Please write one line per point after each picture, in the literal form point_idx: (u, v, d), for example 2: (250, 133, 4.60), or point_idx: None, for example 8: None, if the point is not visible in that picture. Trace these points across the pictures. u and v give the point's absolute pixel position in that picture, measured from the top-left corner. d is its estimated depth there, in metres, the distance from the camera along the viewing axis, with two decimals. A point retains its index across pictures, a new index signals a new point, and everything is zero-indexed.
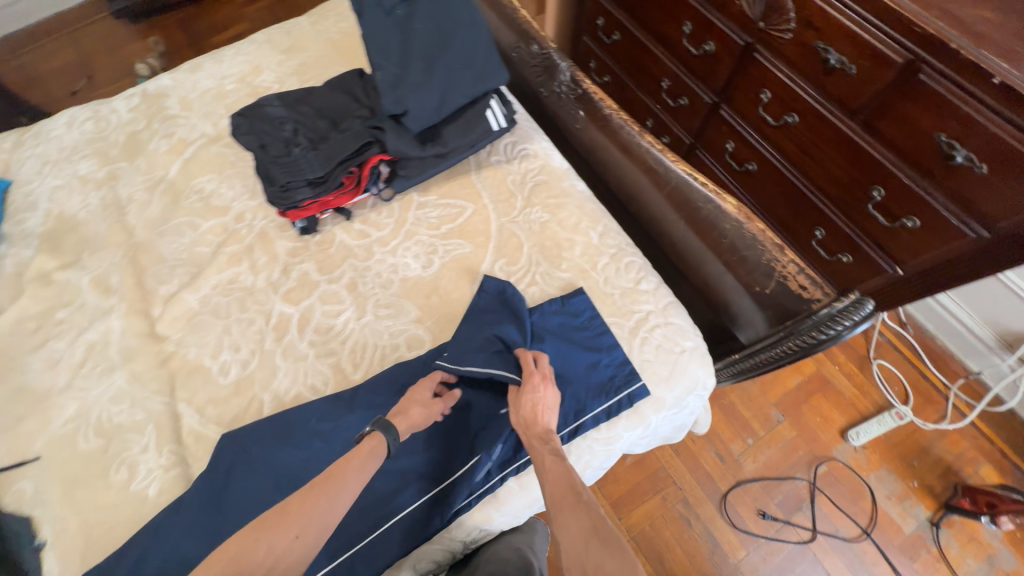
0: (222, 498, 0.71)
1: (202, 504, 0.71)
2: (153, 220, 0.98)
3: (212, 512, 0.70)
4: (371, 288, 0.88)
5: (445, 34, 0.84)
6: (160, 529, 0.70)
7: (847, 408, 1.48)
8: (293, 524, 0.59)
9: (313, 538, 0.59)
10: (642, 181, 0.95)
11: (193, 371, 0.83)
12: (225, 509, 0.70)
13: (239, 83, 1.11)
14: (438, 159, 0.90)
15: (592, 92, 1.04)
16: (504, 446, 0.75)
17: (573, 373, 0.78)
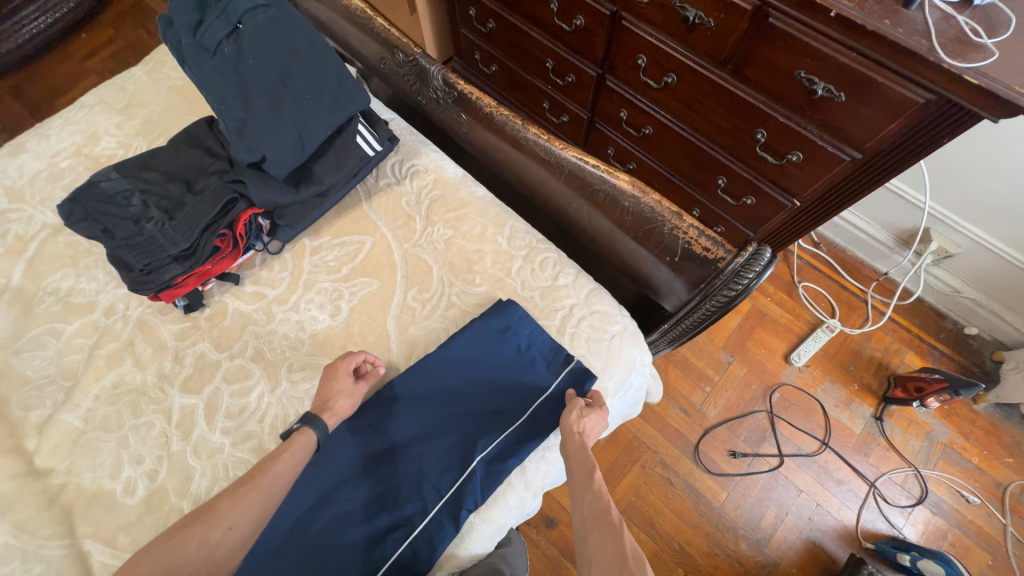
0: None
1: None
2: (4, 338, 0.83)
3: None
4: (280, 353, 0.81)
5: (286, 66, 0.76)
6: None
7: (785, 334, 1.57)
8: (223, 516, 0.57)
9: (243, 532, 0.57)
10: (541, 173, 0.93)
11: (93, 500, 0.73)
12: None
13: (75, 156, 0.97)
14: (319, 199, 0.82)
15: (467, 91, 0.96)
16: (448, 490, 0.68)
17: (512, 390, 0.75)
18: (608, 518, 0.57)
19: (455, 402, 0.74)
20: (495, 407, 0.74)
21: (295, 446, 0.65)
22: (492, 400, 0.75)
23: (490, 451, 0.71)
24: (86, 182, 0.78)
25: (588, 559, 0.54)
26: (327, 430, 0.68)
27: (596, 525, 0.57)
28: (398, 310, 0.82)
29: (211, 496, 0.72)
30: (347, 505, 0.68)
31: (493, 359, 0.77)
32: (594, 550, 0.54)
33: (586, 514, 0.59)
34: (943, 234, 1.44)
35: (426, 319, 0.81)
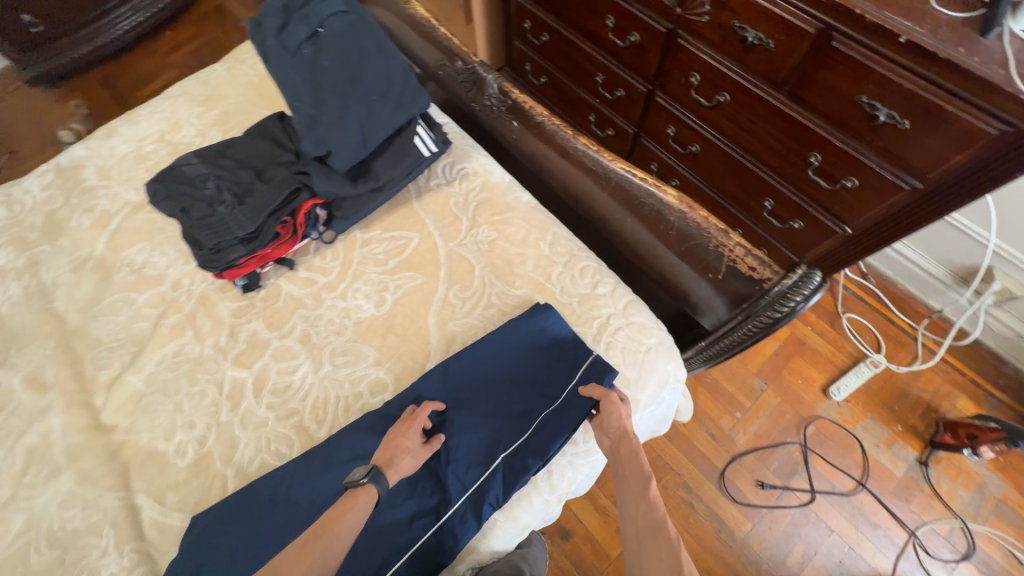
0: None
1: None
2: (85, 302, 0.92)
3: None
4: (326, 337, 0.85)
5: (357, 69, 0.80)
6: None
7: (825, 366, 1.51)
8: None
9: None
10: (586, 184, 0.95)
11: (148, 458, 0.79)
12: None
13: (159, 142, 1.06)
14: (374, 194, 0.87)
15: (521, 100, 1.00)
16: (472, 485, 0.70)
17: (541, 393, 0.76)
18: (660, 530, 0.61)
19: (486, 399, 0.76)
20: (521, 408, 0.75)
21: (359, 494, 0.65)
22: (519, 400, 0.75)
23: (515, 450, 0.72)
24: (171, 166, 0.86)
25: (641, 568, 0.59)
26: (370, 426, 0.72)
27: (649, 537, 0.61)
28: (440, 305, 0.85)
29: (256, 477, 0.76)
30: None
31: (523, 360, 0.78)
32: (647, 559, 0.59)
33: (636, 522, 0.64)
34: (1008, 274, 1.36)
35: (465, 317, 0.83)
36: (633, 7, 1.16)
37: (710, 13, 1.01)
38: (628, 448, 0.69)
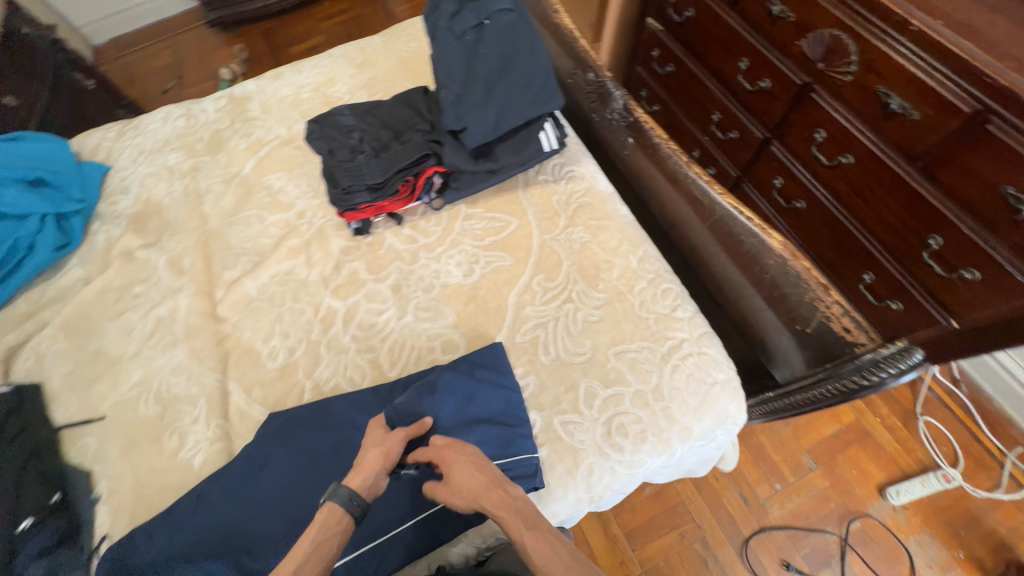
0: (258, 478, 0.75)
1: (241, 488, 0.74)
2: (227, 210, 1.06)
3: (251, 490, 0.74)
4: (414, 291, 0.92)
5: (507, 59, 0.87)
6: (199, 509, 0.73)
7: (886, 464, 1.40)
8: None
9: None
10: (686, 213, 0.96)
11: (246, 353, 0.89)
12: (259, 483, 0.74)
13: (314, 92, 1.21)
14: (489, 174, 0.94)
15: (644, 120, 1.04)
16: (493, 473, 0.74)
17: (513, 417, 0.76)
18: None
19: (467, 411, 0.76)
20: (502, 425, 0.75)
21: (315, 526, 0.61)
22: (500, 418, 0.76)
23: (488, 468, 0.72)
24: (328, 112, 0.99)
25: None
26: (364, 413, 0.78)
27: None
28: (522, 289, 0.89)
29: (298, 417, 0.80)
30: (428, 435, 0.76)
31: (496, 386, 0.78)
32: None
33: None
34: None
35: (542, 305, 0.87)
36: (772, 54, 1.16)
37: (855, 73, 0.99)
38: (512, 520, 0.61)
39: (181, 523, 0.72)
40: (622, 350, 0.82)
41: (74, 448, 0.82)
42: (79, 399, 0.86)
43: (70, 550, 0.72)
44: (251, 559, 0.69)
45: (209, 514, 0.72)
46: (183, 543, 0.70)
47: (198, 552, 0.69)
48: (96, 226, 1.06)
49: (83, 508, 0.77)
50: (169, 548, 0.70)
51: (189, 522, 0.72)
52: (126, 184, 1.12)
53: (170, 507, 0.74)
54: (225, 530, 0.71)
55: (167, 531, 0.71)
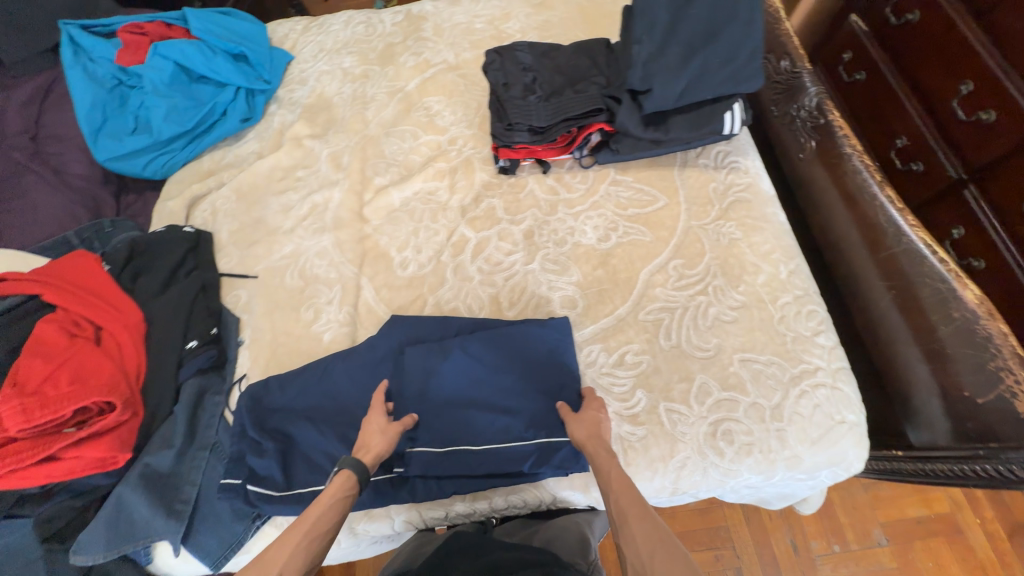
0: (377, 369, 0.80)
1: (363, 372, 0.79)
2: (386, 121, 1.11)
3: (370, 376, 0.79)
4: (546, 242, 0.93)
5: (717, 27, 0.82)
6: (322, 378, 0.80)
7: (971, 569, 1.24)
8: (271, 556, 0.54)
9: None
10: (852, 236, 0.87)
11: (380, 256, 0.96)
12: (377, 373, 0.79)
13: (487, 24, 1.21)
14: (653, 144, 0.90)
15: (838, 123, 0.92)
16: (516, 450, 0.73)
17: (542, 399, 0.75)
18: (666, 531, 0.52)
19: (471, 388, 0.76)
20: (512, 410, 0.75)
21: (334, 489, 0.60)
22: (511, 402, 0.75)
23: (476, 450, 0.73)
24: (509, 46, 0.99)
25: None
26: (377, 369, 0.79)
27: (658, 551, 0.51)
28: (656, 268, 0.87)
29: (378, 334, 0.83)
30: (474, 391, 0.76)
31: (534, 368, 0.76)
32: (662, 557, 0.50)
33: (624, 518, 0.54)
34: None
35: (673, 291, 0.84)
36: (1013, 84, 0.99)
37: None
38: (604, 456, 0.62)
39: (308, 385, 0.79)
40: (749, 359, 0.78)
41: (227, 296, 0.94)
42: (240, 255, 0.98)
43: (217, 377, 0.84)
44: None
45: (331, 385, 0.79)
46: (306, 404, 0.78)
47: (319, 416, 0.77)
48: (273, 108, 1.16)
49: (230, 346, 0.87)
50: (296, 404, 0.78)
51: (313, 387, 0.79)
52: (304, 76, 1.20)
53: (302, 367, 0.82)
54: (341, 401, 0.78)
55: (293, 387, 0.79)
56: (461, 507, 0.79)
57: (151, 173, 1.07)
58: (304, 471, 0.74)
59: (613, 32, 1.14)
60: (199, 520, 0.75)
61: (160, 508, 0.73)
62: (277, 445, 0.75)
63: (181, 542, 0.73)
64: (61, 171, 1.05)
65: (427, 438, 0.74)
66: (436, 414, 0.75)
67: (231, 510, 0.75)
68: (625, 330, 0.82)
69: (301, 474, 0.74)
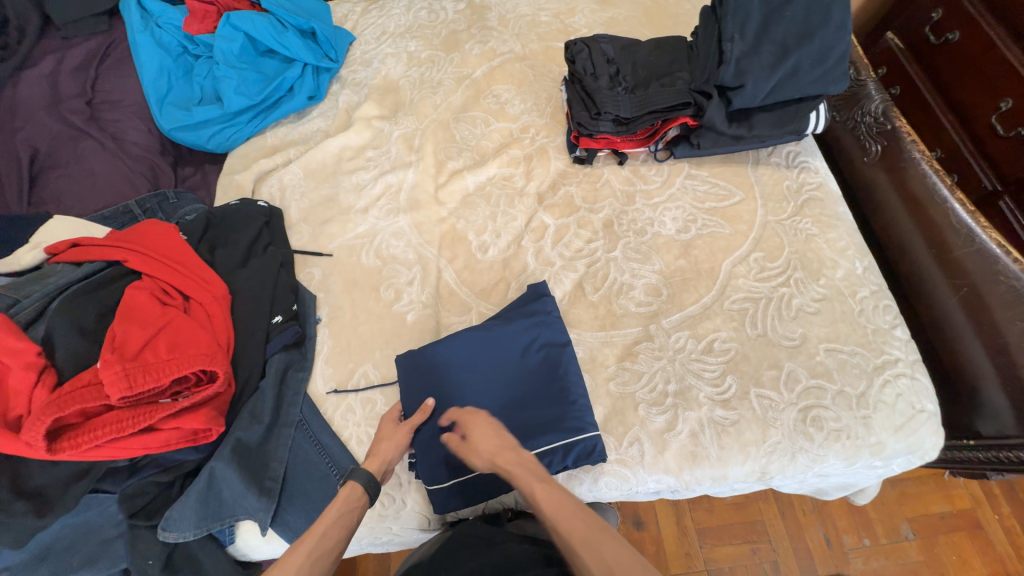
0: (516, 361, 0.78)
1: (505, 358, 0.78)
2: (455, 106, 1.10)
3: (513, 367, 0.78)
4: (626, 231, 0.94)
5: (810, 29, 0.85)
6: (462, 359, 0.78)
7: (992, 561, 1.20)
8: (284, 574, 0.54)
9: None
10: (916, 238, 0.92)
11: (458, 239, 0.95)
12: (518, 365, 0.78)
13: (553, 18, 1.22)
14: (734, 141, 0.93)
15: (904, 129, 0.96)
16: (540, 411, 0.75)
17: (534, 359, 0.78)
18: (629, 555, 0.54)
19: (523, 366, 0.78)
20: (529, 375, 0.78)
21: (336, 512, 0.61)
22: (531, 366, 0.78)
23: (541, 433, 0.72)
24: (591, 38, 1.01)
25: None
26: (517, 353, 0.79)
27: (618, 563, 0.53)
28: (738, 260, 0.89)
29: (513, 322, 0.81)
30: (529, 371, 0.78)
31: (515, 335, 0.79)
32: (615, 558, 0.54)
33: (564, 536, 0.57)
34: None
35: (755, 282, 0.87)
36: None
37: None
38: (525, 475, 0.62)
39: (460, 379, 0.77)
40: (834, 349, 0.81)
41: (302, 273, 0.92)
42: (312, 233, 0.96)
43: (298, 353, 0.83)
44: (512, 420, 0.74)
45: (473, 367, 0.78)
46: (451, 401, 0.76)
47: (467, 401, 0.76)
48: (337, 87, 1.14)
49: (309, 323, 0.86)
50: (442, 400, 0.76)
51: (457, 370, 0.78)
52: (368, 58, 1.18)
53: (435, 363, 0.78)
54: (485, 401, 0.76)
55: (436, 385, 0.76)
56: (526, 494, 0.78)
57: (214, 146, 1.04)
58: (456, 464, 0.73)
59: (680, 31, 1.16)
60: (289, 500, 0.73)
61: (252, 486, 0.70)
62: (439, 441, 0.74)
63: (270, 522, 0.71)
64: (119, 137, 1.00)
65: (556, 412, 0.74)
66: (562, 389, 0.76)
67: (322, 489, 0.73)
68: (712, 318, 0.84)
69: (449, 464, 0.73)
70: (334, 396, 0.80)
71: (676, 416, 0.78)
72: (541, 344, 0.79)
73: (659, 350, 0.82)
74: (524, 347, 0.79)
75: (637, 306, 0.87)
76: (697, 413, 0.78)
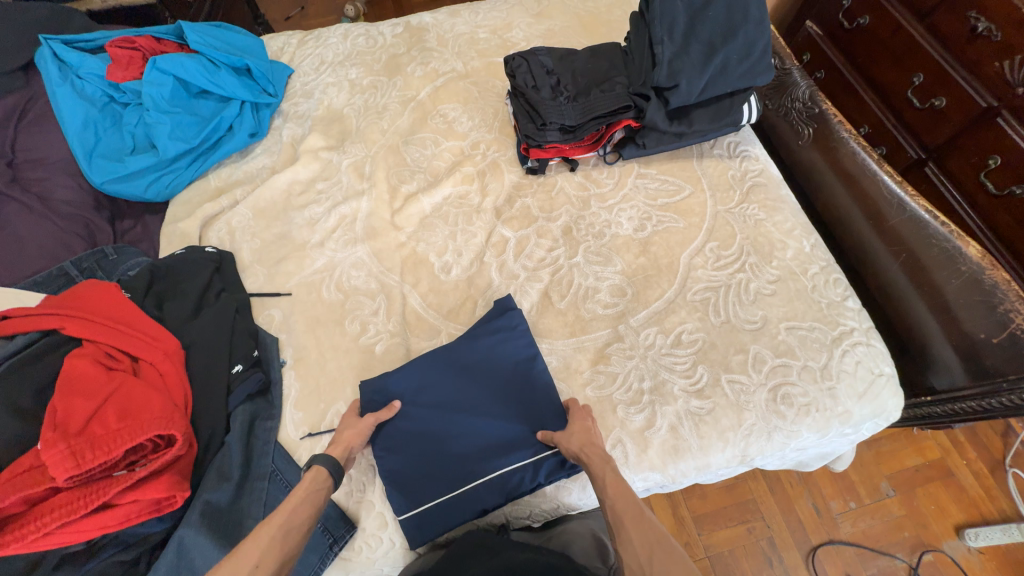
0: (486, 376, 0.78)
1: (476, 376, 0.78)
2: (403, 129, 1.10)
3: (483, 384, 0.77)
4: (585, 236, 0.95)
5: (733, 26, 0.89)
6: (433, 380, 0.78)
7: (967, 505, 1.26)
8: (250, 552, 0.50)
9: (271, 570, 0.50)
10: (854, 211, 0.97)
11: (420, 262, 0.94)
12: (487, 380, 0.77)
13: (491, 34, 1.23)
14: (676, 138, 0.96)
15: (831, 112, 1.03)
16: (511, 427, 0.74)
17: (505, 373, 0.78)
18: (666, 543, 0.52)
19: (494, 380, 0.78)
20: (500, 390, 0.77)
21: (307, 485, 0.59)
22: (502, 380, 0.77)
23: (513, 450, 0.72)
24: (529, 52, 1.03)
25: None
26: (487, 368, 0.78)
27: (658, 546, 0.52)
28: (695, 252, 0.92)
29: (482, 338, 0.81)
30: (499, 385, 0.77)
31: (484, 351, 0.79)
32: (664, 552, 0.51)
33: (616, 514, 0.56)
34: None
35: (714, 271, 0.89)
36: (959, 72, 1.08)
37: None
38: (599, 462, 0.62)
39: (431, 400, 0.76)
40: (794, 326, 0.84)
41: (260, 316, 0.89)
42: (267, 274, 0.93)
43: (265, 401, 0.80)
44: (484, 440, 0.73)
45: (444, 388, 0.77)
46: (421, 423, 0.75)
47: (439, 423, 0.75)
48: (280, 122, 1.12)
49: (273, 368, 0.82)
50: (413, 423, 0.75)
51: (427, 392, 0.77)
52: (308, 89, 1.17)
53: (403, 387, 0.77)
54: (457, 422, 0.75)
55: (406, 408, 0.76)
56: (516, 509, 0.78)
57: (153, 195, 1.00)
58: (429, 489, 0.71)
59: (615, 38, 1.20)
60: None
61: (228, 548, 0.67)
62: (413, 466, 0.72)
63: None
64: (46, 197, 0.95)
65: (527, 428, 0.74)
66: (532, 402, 0.75)
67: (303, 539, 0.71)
68: (677, 311, 0.86)
69: (424, 491, 0.71)
70: (308, 440, 0.77)
71: (654, 412, 0.79)
72: (512, 358, 0.79)
73: (630, 349, 0.83)
74: (495, 362, 0.79)
75: (604, 308, 0.88)
76: (673, 407, 0.79)
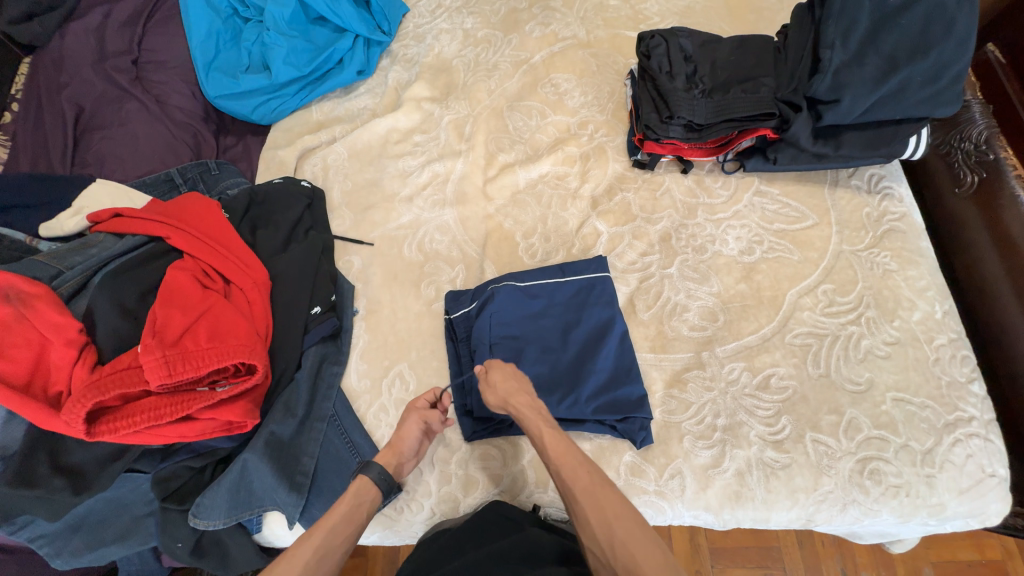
0: (591, 356, 0.76)
1: (554, 317, 0.79)
2: (510, 93, 1.03)
3: (580, 363, 0.76)
4: (683, 247, 0.88)
5: (927, 40, 0.75)
6: (513, 308, 0.79)
7: None
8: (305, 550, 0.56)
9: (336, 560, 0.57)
10: (1005, 285, 0.84)
11: (505, 239, 0.90)
12: (590, 362, 0.75)
13: (624, 2, 1.12)
14: (815, 159, 0.85)
15: (1010, 161, 0.86)
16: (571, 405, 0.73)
17: (607, 362, 0.76)
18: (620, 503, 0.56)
19: (593, 365, 0.75)
20: (593, 374, 0.75)
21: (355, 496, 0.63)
22: (601, 364, 0.75)
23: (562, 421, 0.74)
24: (667, 31, 0.93)
25: (625, 556, 0.53)
26: (596, 350, 0.76)
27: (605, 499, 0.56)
28: (805, 290, 0.83)
29: (597, 323, 0.78)
30: (599, 370, 0.75)
31: (598, 336, 0.77)
32: (624, 527, 0.54)
33: (571, 473, 0.58)
34: None
35: (822, 317, 0.80)
36: None
37: None
38: (536, 418, 0.63)
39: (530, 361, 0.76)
40: (903, 399, 0.75)
41: (340, 261, 0.89)
42: (355, 219, 0.92)
43: (334, 346, 0.81)
44: (561, 381, 0.75)
45: (523, 322, 0.79)
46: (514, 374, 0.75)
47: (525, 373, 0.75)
48: (387, 63, 1.08)
49: (346, 315, 0.83)
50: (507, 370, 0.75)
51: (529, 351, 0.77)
52: (421, 33, 1.11)
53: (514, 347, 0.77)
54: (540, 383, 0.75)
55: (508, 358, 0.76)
56: (557, 510, 0.74)
57: (259, 117, 1.00)
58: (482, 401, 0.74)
59: (763, 28, 1.06)
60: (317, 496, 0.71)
61: (283, 480, 0.69)
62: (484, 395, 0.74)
63: (298, 516, 0.70)
64: (163, 101, 0.97)
65: (603, 369, 0.75)
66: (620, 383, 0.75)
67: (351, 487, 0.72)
68: (771, 352, 0.79)
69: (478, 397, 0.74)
70: (370, 394, 0.78)
71: (723, 452, 0.73)
72: (619, 352, 0.77)
73: (709, 381, 0.78)
74: (607, 347, 0.76)
75: (691, 330, 0.82)
76: (745, 452, 0.73)
